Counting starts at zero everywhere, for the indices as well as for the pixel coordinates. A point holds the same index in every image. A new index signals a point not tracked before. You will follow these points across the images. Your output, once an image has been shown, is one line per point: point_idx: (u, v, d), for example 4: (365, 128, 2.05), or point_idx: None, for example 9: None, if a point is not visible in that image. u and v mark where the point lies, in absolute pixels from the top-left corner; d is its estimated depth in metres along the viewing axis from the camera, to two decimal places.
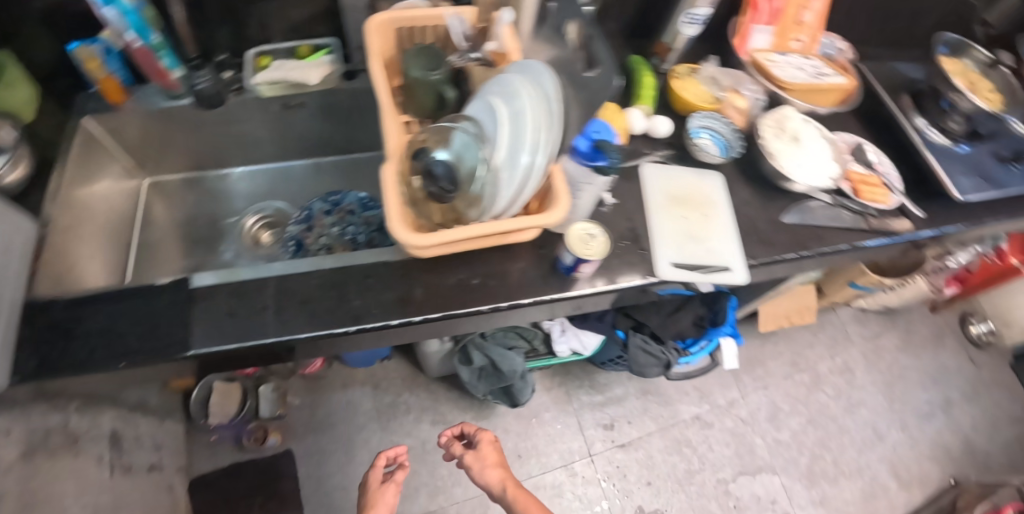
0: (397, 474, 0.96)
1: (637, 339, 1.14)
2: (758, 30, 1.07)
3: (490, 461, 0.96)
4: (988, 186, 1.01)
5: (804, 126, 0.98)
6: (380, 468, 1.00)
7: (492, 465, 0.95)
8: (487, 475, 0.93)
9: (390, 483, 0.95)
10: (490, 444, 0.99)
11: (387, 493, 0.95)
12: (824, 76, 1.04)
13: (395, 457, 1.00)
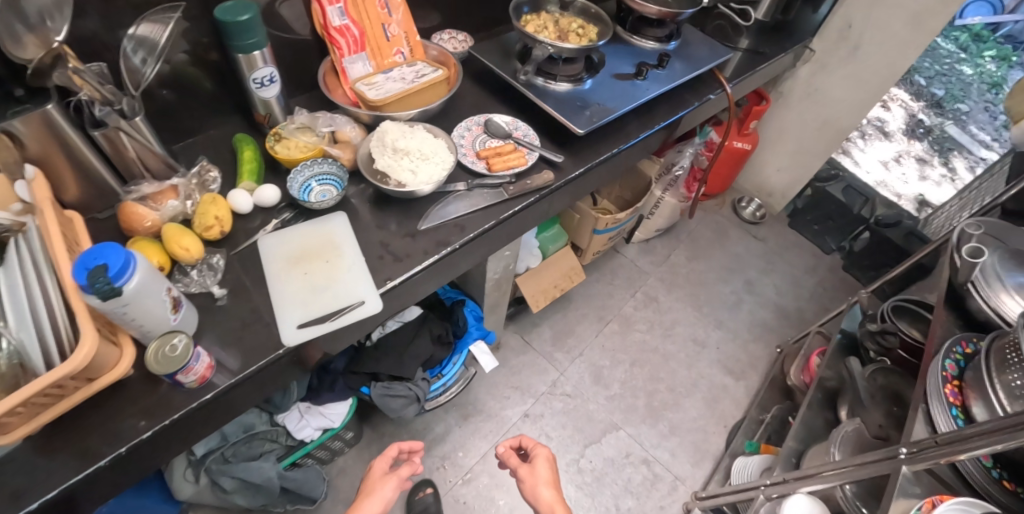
0: (403, 472, 0.96)
1: (378, 389, 1.10)
2: (351, 62, 1.03)
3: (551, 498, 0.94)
4: (602, 110, 1.06)
5: (412, 134, 0.93)
6: (394, 470, 0.97)
7: (550, 499, 0.95)
8: (542, 495, 0.96)
9: (393, 478, 0.94)
10: (544, 468, 1.00)
11: (387, 489, 0.92)
12: (423, 79, 1.02)
13: (410, 465, 0.98)
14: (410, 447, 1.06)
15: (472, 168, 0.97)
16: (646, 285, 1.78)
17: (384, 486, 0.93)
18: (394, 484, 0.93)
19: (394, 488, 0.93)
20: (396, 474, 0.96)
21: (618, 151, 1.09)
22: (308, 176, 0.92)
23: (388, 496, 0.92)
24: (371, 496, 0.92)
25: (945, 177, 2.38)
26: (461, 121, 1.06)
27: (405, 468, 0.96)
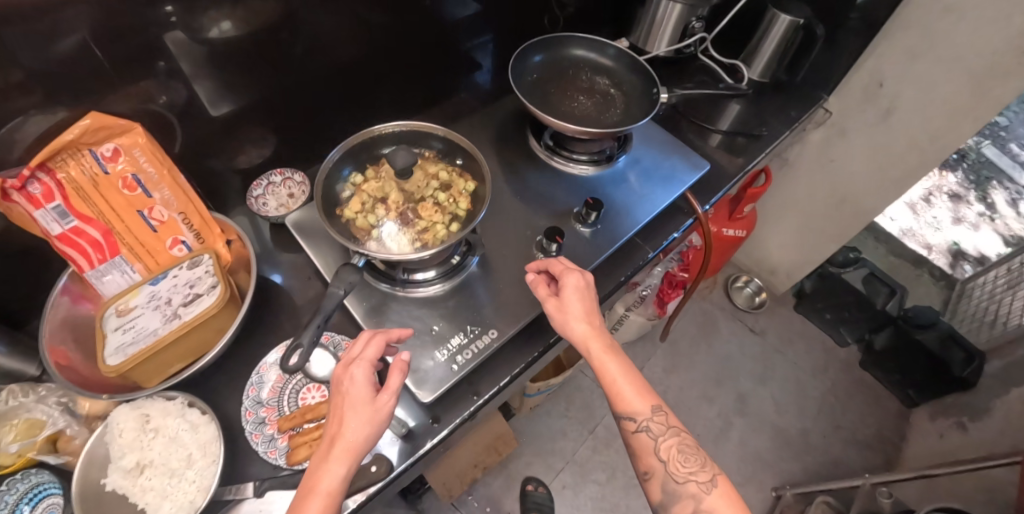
0: (369, 354, 0.55)
1: None
2: (100, 275, 0.67)
3: (575, 299, 0.63)
4: (468, 345, 0.65)
5: (155, 439, 0.60)
6: (342, 382, 0.53)
7: (585, 322, 0.62)
8: (569, 310, 0.63)
9: (372, 393, 0.52)
10: (577, 300, 0.63)
11: (361, 412, 0.50)
12: (198, 305, 0.65)
13: (400, 365, 0.54)
14: (392, 333, 0.59)
15: (264, 456, 0.63)
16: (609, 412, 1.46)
17: (361, 399, 0.51)
18: (366, 364, 0.54)
19: (369, 426, 0.50)
20: (351, 378, 0.53)
21: (508, 382, 0.71)
22: (16, 496, 0.56)
23: (380, 427, 0.51)
24: (338, 430, 0.50)
25: (982, 217, 1.75)
26: (270, 350, 0.72)
27: (363, 364, 0.54)
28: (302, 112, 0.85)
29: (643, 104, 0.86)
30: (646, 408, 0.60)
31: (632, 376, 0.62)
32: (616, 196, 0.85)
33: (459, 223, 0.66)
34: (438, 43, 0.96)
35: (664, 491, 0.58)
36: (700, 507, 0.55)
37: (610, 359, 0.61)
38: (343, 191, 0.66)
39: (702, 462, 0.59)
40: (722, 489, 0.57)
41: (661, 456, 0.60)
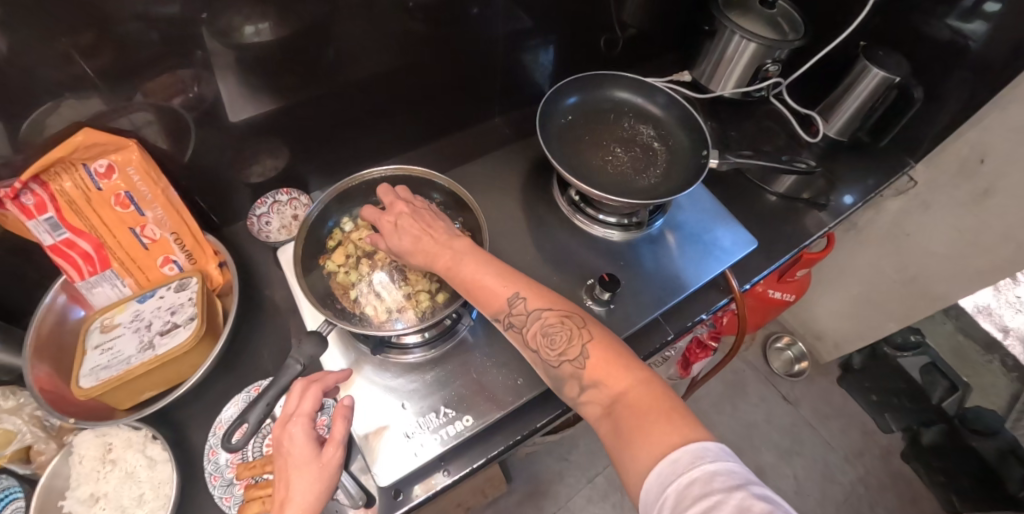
0: (304, 402, 0.49)
1: None
2: (90, 287, 0.66)
3: (421, 235, 0.56)
4: (440, 427, 0.59)
5: (112, 473, 0.59)
6: (282, 443, 0.47)
7: (416, 246, 0.55)
8: (401, 249, 0.56)
9: (317, 449, 0.47)
10: (414, 222, 0.56)
11: (307, 473, 0.46)
12: (175, 335, 0.63)
13: (342, 411, 0.49)
14: (329, 378, 0.53)
15: (218, 502, 0.61)
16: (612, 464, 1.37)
17: (305, 459, 0.47)
18: (305, 419, 0.48)
19: (319, 481, 0.46)
20: (291, 439, 0.47)
21: (482, 464, 0.64)
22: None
23: (332, 479, 0.47)
24: (287, 492, 0.46)
25: None
26: (249, 385, 0.70)
27: (299, 416, 0.48)
28: (325, 132, 0.81)
29: (690, 164, 0.76)
30: (504, 302, 0.52)
31: (485, 263, 0.54)
32: (641, 269, 0.75)
33: (445, 293, 0.60)
34: (478, 67, 0.89)
35: (551, 376, 0.50)
36: (585, 384, 0.46)
37: (457, 265, 0.54)
38: (329, 241, 0.63)
39: (572, 331, 0.49)
40: (599, 356, 0.46)
41: (563, 358, 0.48)
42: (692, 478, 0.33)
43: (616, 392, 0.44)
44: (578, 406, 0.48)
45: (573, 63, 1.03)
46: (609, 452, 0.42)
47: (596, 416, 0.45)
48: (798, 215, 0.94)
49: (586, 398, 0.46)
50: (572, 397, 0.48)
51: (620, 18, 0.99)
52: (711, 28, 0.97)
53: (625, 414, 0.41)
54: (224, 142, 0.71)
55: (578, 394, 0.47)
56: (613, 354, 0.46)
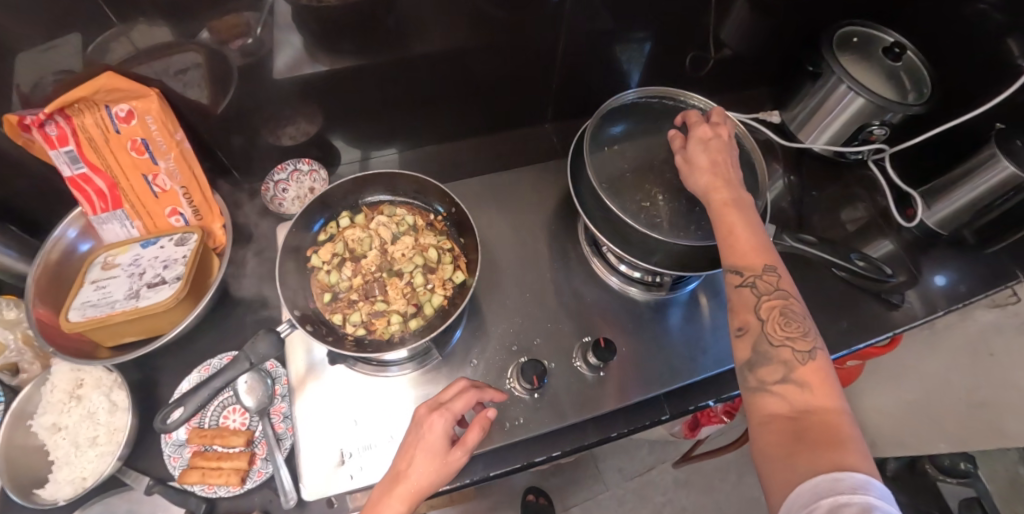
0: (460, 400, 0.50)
1: None
2: (101, 222, 0.68)
3: (711, 167, 0.58)
4: (382, 456, 0.56)
5: (75, 409, 0.61)
6: (420, 427, 0.48)
7: (706, 172, 0.57)
8: (694, 161, 0.59)
9: (447, 444, 0.47)
10: (704, 150, 0.59)
11: (428, 460, 0.46)
12: (160, 291, 0.62)
13: (482, 421, 0.49)
14: (487, 390, 0.53)
15: (166, 460, 0.62)
16: (591, 499, 1.19)
17: (436, 447, 0.46)
18: (450, 416, 0.48)
19: (434, 472, 0.46)
20: (429, 427, 0.47)
21: None
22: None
23: (444, 478, 0.46)
24: (406, 467, 0.46)
25: None
26: (221, 353, 0.68)
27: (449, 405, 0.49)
28: (366, 106, 0.78)
29: None
30: (756, 263, 0.49)
31: (758, 231, 0.52)
32: (651, 336, 0.67)
33: (418, 322, 0.53)
34: (542, 67, 0.82)
35: (752, 350, 0.46)
36: (791, 377, 0.43)
37: (741, 214, 0.53)
38: (320, 235, 0.58)
39: (806, 330, 0.46)
40: (818, 371, 0.43)
41: (786, 342, 0.45)
42: (848, 500, 0.32)
43: (815, 405, 0.40)
44: (757, 388, 0.44)
45: (650, 77, 0.93)
46: (758, 459, 0.40)
47: (778, 412, 0.41)
48: (864, 305, 0.80)
49: (778, 388, 0.43)
50: (758, 378, 0.45)
51: (718, 38, 0.88)
52: (815, 68, 0.83)
53: (820, 429, 0.38)
54: (261, 100, 0.70)
55: (773, 380, 0.43)
56: (832, 379, 0.42)
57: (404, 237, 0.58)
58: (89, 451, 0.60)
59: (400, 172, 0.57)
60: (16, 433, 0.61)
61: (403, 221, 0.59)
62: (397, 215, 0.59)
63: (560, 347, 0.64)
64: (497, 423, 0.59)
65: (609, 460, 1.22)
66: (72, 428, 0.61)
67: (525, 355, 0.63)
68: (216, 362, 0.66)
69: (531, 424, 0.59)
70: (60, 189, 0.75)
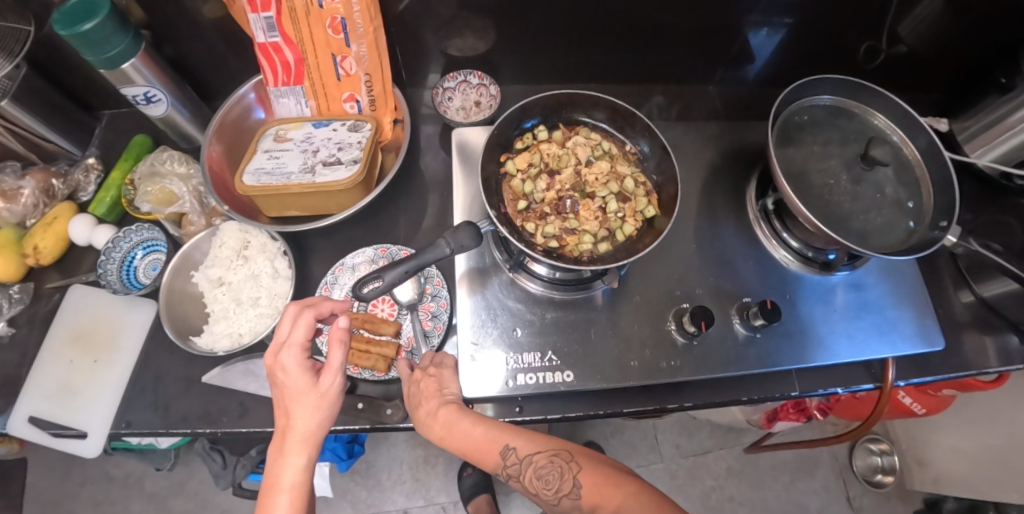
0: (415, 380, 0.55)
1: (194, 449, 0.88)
2: (278, 95, 0.69)
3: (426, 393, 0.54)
4: (539, 370, 0.56)
5: (242, 268, 0.64)
6: (279, 371, 0.49)
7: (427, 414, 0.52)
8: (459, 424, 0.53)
9: (311, 380, 0.48)
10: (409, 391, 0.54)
11: (306, 401, 0.47)
12: (336, 171, 0.63)
13: (339, 336, 0.48)
14: (326, 307, 0.53)
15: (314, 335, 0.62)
16: (644, 467, 1.20)
17: (301, 388, 0.48)
18: (296, 349, 0.49)
19: (319, 412, 0.48)
20: (288, 371, 0.48)
21: (555, 419, 0.59)
22: (129, 246, 0.70)
23: (331, 408, 0.48)
24: (288, 420, 0.48)
25: None
26: (376, 243, 0.69)
27: (432, 405, 0.53)
28: (537, 30, 0.76)
29: (916, 235, 0.63)
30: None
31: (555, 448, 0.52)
32: (802, 313, 0.66)
33: (607, 248, 0.54)
34: (718, 24, 0.78)
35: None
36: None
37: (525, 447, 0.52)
38: (517, 142, 0.58)
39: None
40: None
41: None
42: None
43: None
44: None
45: (816, 59, 0.88)
46: None
47: None
48: (1005, 335, 0.75)
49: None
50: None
51: (894, 29, 0.82)
52: (1006, 81, 0.78)
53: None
54: (448, 4, 0.69)
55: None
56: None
57: (598, 161, 0.58)
58: (251, 311, 0.63)
59: (608, 97, 0.57)
60: (177, 280, 0.63)
61: (598, 148, 0.59)
62: (592, 139, 0.59)
63: (711, 306, 0.63)
64: (651, 361, 0.58)
65: (667, 434, 1.23)
66: (237, 285, 0.64)
67: (686, 302, 0.62)
68: (366, 252, 0.67)
69: (685, 368, 0.58)
70: (235, 61, 0.77)
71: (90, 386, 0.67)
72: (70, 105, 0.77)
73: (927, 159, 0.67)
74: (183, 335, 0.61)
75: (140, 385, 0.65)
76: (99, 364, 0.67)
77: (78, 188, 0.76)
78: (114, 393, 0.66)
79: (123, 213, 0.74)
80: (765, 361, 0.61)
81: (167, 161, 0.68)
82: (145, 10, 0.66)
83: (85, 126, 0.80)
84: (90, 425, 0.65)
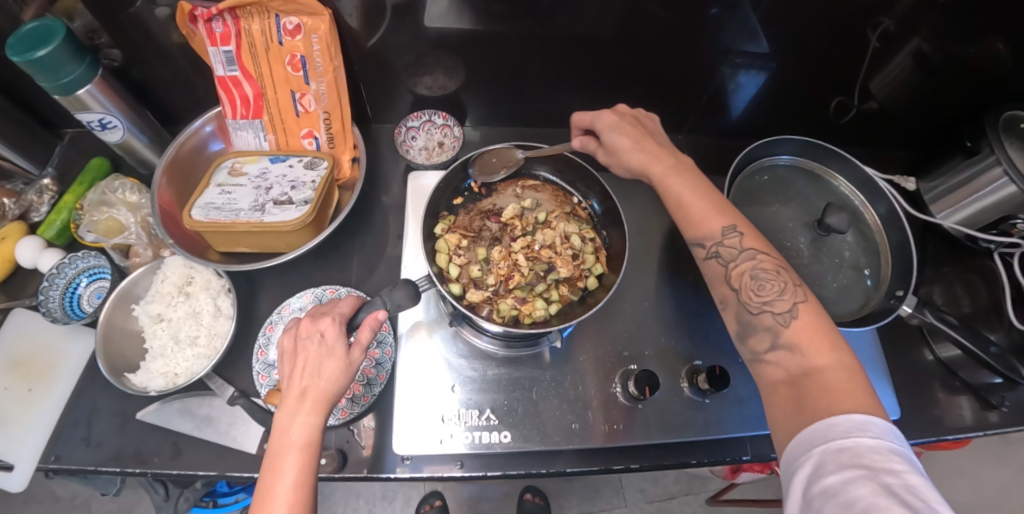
0: (612, 124, 0.59)
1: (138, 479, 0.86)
2: (237, 128, 0.69)
3: (637, 145, 0.57)
4: (478, 428, 0.55)
5: (183, 305, 0.64)
6: (305, 338, 0.46)
7: (635, 150, 0.56)
8: (614, 146, 0.58)
9: (340, 347, 0.45)
10: (617, 133, 0.58)
11: (331, 365, 0.44)
12: (286, 210, 0.62)
13: (372, 323, 0.47)
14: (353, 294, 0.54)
15: (254, 376, 0.62)
16: (608, 511, 1.18)
17: (330, 353, 0.45)
18: (334, 319, 0.47)
19: (341, 378, 0.45)
20: (318, 335, 0.46)
21: (496, 477, 0.56)
22: (74, 273, 0.67)
23: (350, 378, 0.46)
24: (306, 381, 0.44)
25: None
26: (324, 284, 0.69)
27: (665, 161, 0.55)
28: (506, 72, 0.76)
29: (872, 302, 0.62)
30: (716, 230, 0.51)
31: (708, 192, 0.53)
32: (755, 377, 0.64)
33: (557, 308, 0.58)
34: (687, 75, 0.79)
35: (739, 322, 0.49)
36: (780, 343, 0.45)
37: (674, 178, 0.54)
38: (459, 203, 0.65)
39: (785, 286, 0.47)
40: (807, 321, 0.45)
41: (715, 254, 0.51)
42: (840, 445, 0.36)
43: (812, 365, 0.43)
44: (755, 360, 0.47)
45: (786, 112, 0.89)
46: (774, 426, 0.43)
47: (777, 378, 0.45)
48: (961, 398, 0.74)
49: (772, 356, 0.46)
50: (751, 350, 0.48)
51: (866, 86, 0.83)
52: (972, 144, 0.77)
53: (816, 393, 0.40)
54: (415, 46, 0.69)
55: (764, 349, 0.46)
56: (824, 325, 0.45)
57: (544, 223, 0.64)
58: (193, 346, 0.63)
59: (560, 151, 0.63)
60: (117, 314, 0.63)
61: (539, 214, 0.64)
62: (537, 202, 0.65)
63: (661, 366, 0.62)
64: (593, 422, 0.58)
65: (632, 478, 1.22)
66: (178, 320, 0.64)
67: (634, 363, 0.62)
68: (313, 292, 0.67)
69: (630, 432, 0.58)
70: (201, 87, 0.76)
71: (23, 415, 0.64)
72: (30, 121, 0.76)
73: (886, 224, 0.66)
74: (116, 370, 0.60)
75: (69, 420, 0.62)
76: (35, 391, 0.65)
77: (30, 209, 0.74)
78: (47, 423, 0.63)
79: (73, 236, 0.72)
80: (712, 425, 0.60)
81: (119, 193, 0.69)
82: (108, 34, 0.65)
83: (44, 141, 0.78)
84: (18, 458, 0.62)
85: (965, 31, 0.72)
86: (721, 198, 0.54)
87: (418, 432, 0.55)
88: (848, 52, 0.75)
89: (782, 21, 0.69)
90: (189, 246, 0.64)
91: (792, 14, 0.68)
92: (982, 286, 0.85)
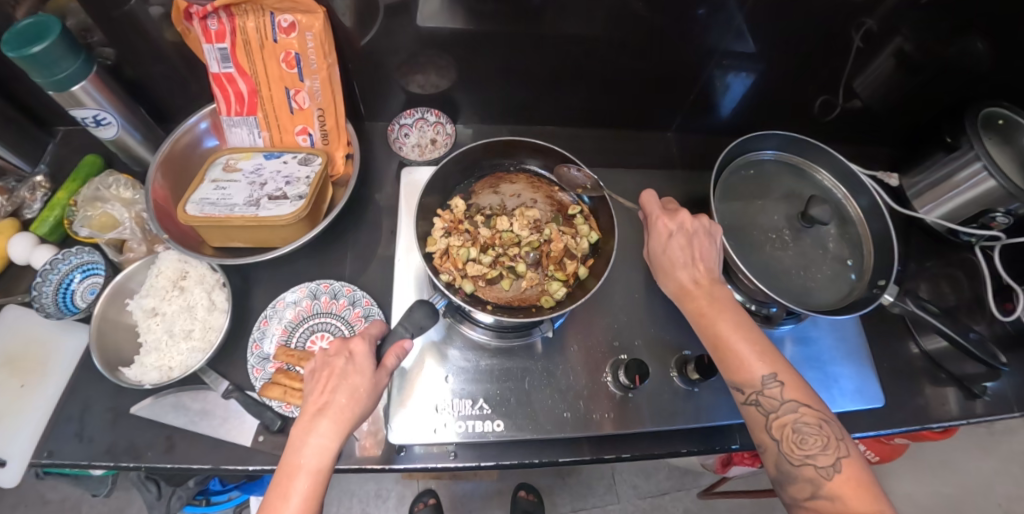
0: (671, 232, 0.60)
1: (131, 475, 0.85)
2: (231, 125, 0.70)
3: (688, 264, 0.58)
4: (471, 418, 0.56)
5: (178, 298, 0.65)
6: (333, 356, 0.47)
7: (683, 272, 0.58)
8: (669, 259, 0.59)
9: (367, 368, 0.47)
10: (681, 247, 0.59)
11: (357, 387, 0.46)
12: (280, 206, 0.62)
13: (399, 351, 0.48)
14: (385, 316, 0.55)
15: (249, 370, 0.62)
16: (600, 508, 1.19)
17: (358, 374, 0.46)
18: (364, 340, 0.48)
19: (364, 402, 0.46)
20: (346, 356, 0.47)
21: (489, 467, 0.57)
22: (67, 269, 0.68)
23: (372, 400, 0.47)
24: (328, 400, 0.45)
25: None
26: (318, 278, 0.70)
27: (700, 299, 0.56)
28: (497, 71, 0.77)
29: (855, 292, 0.64)
30: (756, 378, 0.51)
31: (745, 331, 0.54)
32: None
33: (587, 270, 0.62)
34: (675, 74, 0.80)
35: (778, 467, 0.50)
36: (820, 492, 0.47)
37: (714, 312, 0.55)
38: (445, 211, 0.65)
39: (828, 441, 0.48)
40: (851, 476, 0.46)
41: (755, 401, 0.51)
42: None
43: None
44: (794, 502, 0.49)
45: (772, 111, 0.90)
46: None
47: None
48: (947, 389, 0.76)
49: (811, 504, 0.47)
50: (791, 494, 0.49)
51: (850, 85, 0.84)
52: (953, 140, 0.79)
53: None
54: (408, 46, 0.70)
55: (804, 496, 0.48)
56: (866, 482, 0.46)
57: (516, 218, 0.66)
58: (189, 338, 0.64)
59: (530, 141, 0.66)
60: (112, 308, 0.63)
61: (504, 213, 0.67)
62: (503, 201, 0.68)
63: (651, 356, 0.64)
64: (585, 412, 0.59)
65: (625, 474, 1.23)
66: (173, 312, 0.65)
67: (624, 353, 0.63)
68: (308, 284, 0.68)
69: (621, 421, 0.59)
70: (195, 85, 0.77)
71: (15, 411, 0.63)
72: (23, 120, 0.76)
73: (868, 218, 0.68)
74: (111, 364, 0.60)
75: (61, 415, 0.62)
76: (27, 386, 0.65)
77: (22, 206, 0.74)
78: (39, 417, 0.63)
79: (65, 233, 0.73)
80: (701, 411, 0.61)
81: (114, 189, 0.70)
82: (102, 32, 0.66)
83: (36, 139, 0.78)
84: (12, 452, 0.61)
85: (943, 32, 0.74)
86: (763, 338, 0.54)
87: (411, 422, 0.55)
88: (830, 53, 0.78)
89: (766, 21, 0.71)
90: (179, 237, 0.65)
91: (777, 15, 0.70)
92: (963, 279, 0.87)
